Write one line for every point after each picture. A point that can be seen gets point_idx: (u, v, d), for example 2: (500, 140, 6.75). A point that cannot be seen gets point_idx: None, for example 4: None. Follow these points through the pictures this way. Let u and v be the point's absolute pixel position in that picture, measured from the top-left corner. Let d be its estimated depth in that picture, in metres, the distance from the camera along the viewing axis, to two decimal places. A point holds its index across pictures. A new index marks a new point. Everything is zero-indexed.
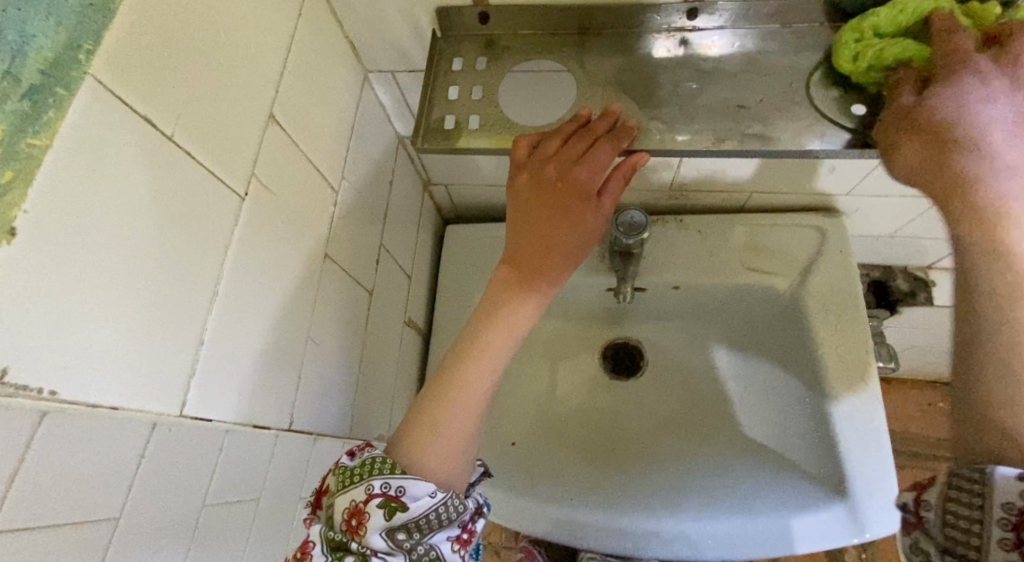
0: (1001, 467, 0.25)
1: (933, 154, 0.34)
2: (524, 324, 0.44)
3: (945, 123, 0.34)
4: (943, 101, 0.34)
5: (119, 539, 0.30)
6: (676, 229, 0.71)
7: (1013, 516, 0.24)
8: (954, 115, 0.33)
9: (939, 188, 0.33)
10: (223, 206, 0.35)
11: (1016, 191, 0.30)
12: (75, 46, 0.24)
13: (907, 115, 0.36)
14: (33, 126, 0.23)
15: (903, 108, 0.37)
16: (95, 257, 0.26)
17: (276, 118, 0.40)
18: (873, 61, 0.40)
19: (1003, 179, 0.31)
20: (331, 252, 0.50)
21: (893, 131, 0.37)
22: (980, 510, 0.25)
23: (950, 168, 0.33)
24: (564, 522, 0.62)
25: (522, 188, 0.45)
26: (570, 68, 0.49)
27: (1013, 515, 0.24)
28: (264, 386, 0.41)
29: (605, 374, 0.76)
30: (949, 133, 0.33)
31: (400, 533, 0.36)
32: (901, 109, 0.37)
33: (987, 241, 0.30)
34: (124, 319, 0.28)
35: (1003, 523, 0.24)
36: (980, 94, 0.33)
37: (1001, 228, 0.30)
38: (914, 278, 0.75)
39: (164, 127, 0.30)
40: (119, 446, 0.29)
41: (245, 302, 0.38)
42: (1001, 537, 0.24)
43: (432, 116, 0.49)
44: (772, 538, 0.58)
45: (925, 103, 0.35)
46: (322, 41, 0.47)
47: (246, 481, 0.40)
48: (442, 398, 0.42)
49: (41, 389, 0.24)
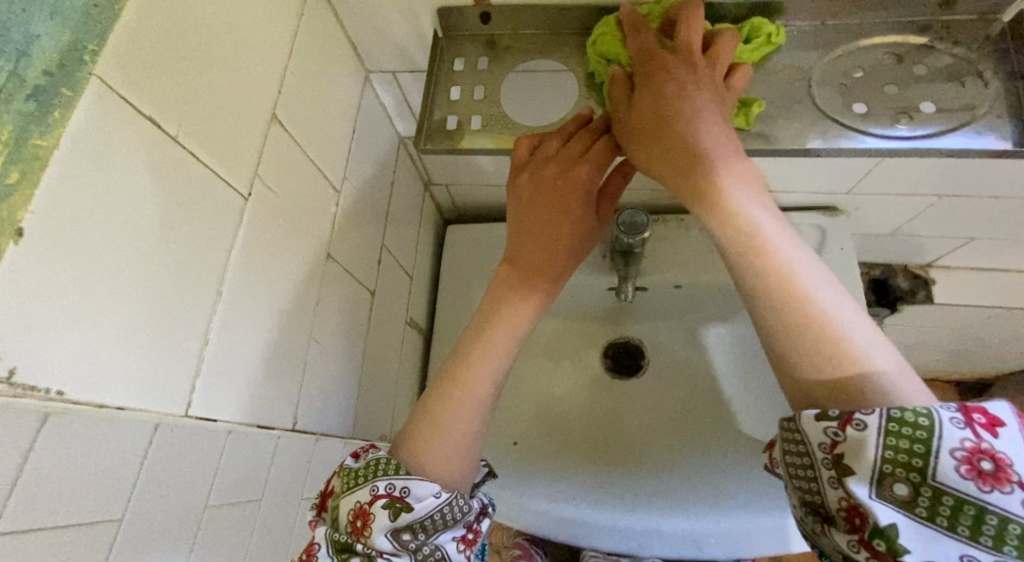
0: (804, 410, 0.27)
1: (657, 146, 0.36)
2: (529, 321, 0.44)
3: (663, 113, 0.36)
4: (652, 95, 0.38)
5: (123, 540, 0.30)
6: (677, 229, 0.72)
7: (828, 454, 0.26)
8: (660, 108, 0.37)
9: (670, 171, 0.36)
10: (226, 207, 0.35)
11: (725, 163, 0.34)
12: (79, 47, 0.24)
13: (624, 117, 0.40)
14: (38, 126, 0.23)
15: (623, 104, 0.40)
16: (100, 258, 0.26)
17: (278, 119, 0.40)
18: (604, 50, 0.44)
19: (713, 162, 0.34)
20: (334, 253, 0.50)
21: (621, 127, 0.40)
22: (807, 456, 0.28)
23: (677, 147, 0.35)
24: (563, 521, 0.63)
25: (522, 188, 0.45)
26: (572, 68, 0.49)
27: (828, 453, 0.26)
28: (267, 387, 0.41)
29: (606, 373, 0.75)
30: (665, 124, 0.36)
31: (405, 534, 0.36)
32: (618, 108, 0.40)
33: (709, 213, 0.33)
34: (128, 320, 0.28)
35: (825, 463, 0.26)
36: (667, 79, 0.37)
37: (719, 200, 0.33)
38: (914, 276, 0.76)
39: (168, 127, 0.30)
40: (121, 447, 0.29)
41: (249, 302, 0.38)
42: (827, 475, 0.27)
43: (434, 116, 0.49)
44: (769, 538, 0.59)
45: (636, 101, 0.39)
46: (323, 41, 0.47)
47: (248, 481, 0.40)
48: (446, 398, 0.42)
49: (48, 389, 0.24)
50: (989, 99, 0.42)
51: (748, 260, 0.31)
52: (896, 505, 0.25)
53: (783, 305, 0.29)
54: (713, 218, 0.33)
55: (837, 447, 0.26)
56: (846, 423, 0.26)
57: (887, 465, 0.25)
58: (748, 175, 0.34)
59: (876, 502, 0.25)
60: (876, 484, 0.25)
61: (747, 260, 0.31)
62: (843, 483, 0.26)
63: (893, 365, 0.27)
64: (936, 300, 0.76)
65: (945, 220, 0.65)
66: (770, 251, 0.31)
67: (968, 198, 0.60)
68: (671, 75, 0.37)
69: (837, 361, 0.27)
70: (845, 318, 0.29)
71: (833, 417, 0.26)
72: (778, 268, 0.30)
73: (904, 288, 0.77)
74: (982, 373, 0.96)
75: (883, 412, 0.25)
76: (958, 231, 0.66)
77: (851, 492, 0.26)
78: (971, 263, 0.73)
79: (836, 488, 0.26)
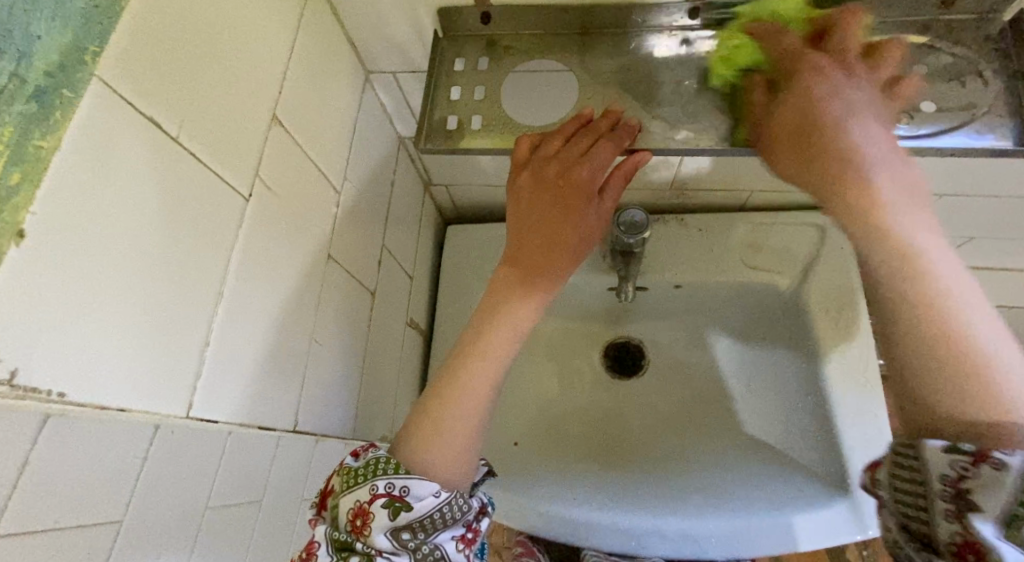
0: (930, 439, 0.25)
1: (804, 153, 0.34)
2: (526, 323, 0.44)
3: (809, 121, 0.34)
4: (797, 99, 0.35)
5: (124, 541, 0.30)
6: (677, 229, 0.72)
7: (950, 487, 0.24)
8: (803, 115, 0.35)
9: (816, 176, 0.33)
10: (227, 208, 0.35)
11: (882, 178, 0.31)
12: (80, 48, 0.24)
13: (772, 130, 0.38)
14: (40, 127, 0.22)
15: (770, 116, 0.38)
16: (102, 260, 0.26)
17: (280, 119, 0.40)
18: (733, 61, 0.43)
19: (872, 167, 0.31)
20: (334, 253, 0.50)
21: (768, 141, 0.38)
22: (922, 486, 0.25)
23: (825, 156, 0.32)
24: (566, 519, 0.62)
25: (524, 187, 0.45)
26: (572, 68, 0.49)
27: (950, 486, 0.24)
28: (268, 388, 0.41)
29: (606, 373, 0.76)
30: (813, 130, 0.34)
31: (405, 532, 0.36)
32: (765, 123, 0.39)
33: (860, 231, 0.30)
34: (129, 320, 0.28)
35: (943, 496, 0.24)
36: (827, 84, 0.35)
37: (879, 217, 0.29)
38: None
39: (169, 127, 0.30)
40: (123, 447, 0.29)
41: (249, 303, 0.38)
42: (943, 508, 0.25)
43: (434, 117, 0.49)
44: (772, 533, 0.58)
45: (781, 110, 0.37)
46: (324, 42, 0.47)
47: (249, 482, 0.39)
48: (446, 398, 0.42)
49: (48, 391, 0.24)
50: (989, 99, 0.43)
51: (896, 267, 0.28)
52: None
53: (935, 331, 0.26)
54: (858, 229, 0.30)
55: (961, 482, 0.24)
56: (982, 461, 0.23)
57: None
58: (909, 192, 0.31)
59: (1005, 546, 0.23)
60: (1005, 525, 0.23)
61: (893, 273, 0.28)
62: (963, 519, 0.24)
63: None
64: None
65: (944, 219, 0.65)
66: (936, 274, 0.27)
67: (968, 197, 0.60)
68: (808, 80, 0.35)
69: (985, 397, 0.24)
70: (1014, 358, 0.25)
71: (965, 451, 0.24)
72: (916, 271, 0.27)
73: None
74: None
75: None
76: (957, 230, 0.67)
77: (970, 528, 0.23)
78: (971, 261, 0.73)
79: (952, 522, 0.24)
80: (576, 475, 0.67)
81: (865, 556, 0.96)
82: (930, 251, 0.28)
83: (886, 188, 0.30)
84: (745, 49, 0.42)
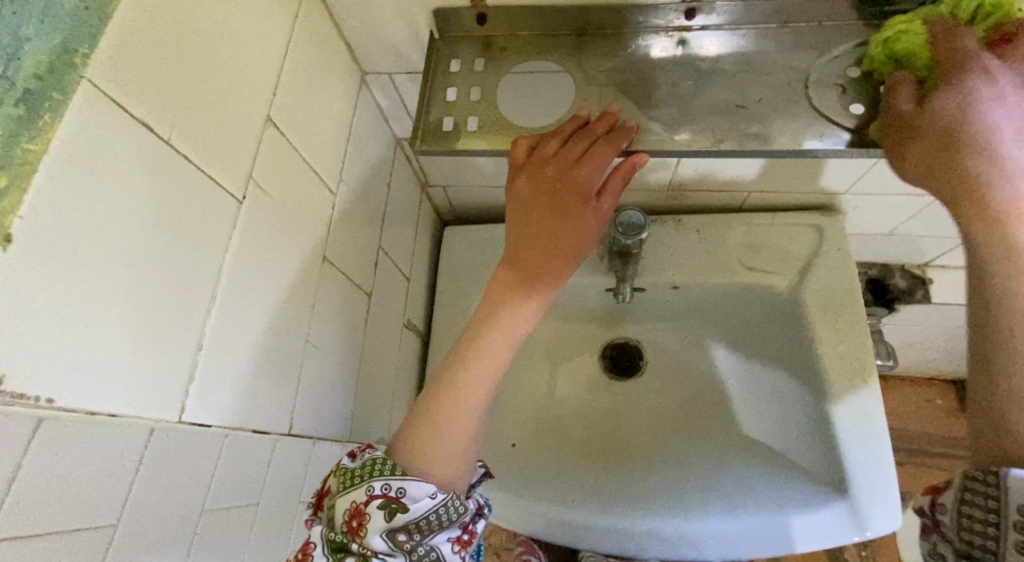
0: (1013, 470, 0.27)
1: (944, 160, 0.33)
2: (521, 327, 0.44)
3: (958, 130, 0.32)
4: (955, 103, 0.33)
5: (118, 546, 0.29)
6: (675, 229, 0.71)
7: None
8: (966, 120, 0.32)
9: (952, 184, 0.32)
10: (221, 210, 0.35)
11: None
12: (70, 50, 0.24)
13: (906, 123, 0.35)
14: (28, 130, 0.23)
15: (904, 111, 0.35)
16: (93, 264, 0.26)
17: (274, 121, 0.40)
18: (894, 46, 0.39)
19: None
20: (330, 255, 0.49)
21: (893, 136, 0.36)
22: (997, 515, 0.27)
23: (968, 172, 0.32)
24: (563, 522, 0.62)
25: (521, 189, 0.44)
26: (569, 70, 0.49)
27: None
28: (263, 391, 0.41)
29: (605, 375, 0.76)
30: (963, 141, 0.32)
31: (400, 534, 0.35)
32: (896, 114, 0.36)
33: (1000, 251, 0.30)
34: (121, 324, 0.28)
35: (1018, 526, 0.26)
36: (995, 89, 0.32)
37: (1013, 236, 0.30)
38: (912, 276, 0.76)
39: (161, 130, 0.29)
40: (117, 453, 0.29)
41: (244, 306, 0.38)
42: (1016, 537, 0.26)
43: (430, 118, 0.49)
44: (768, 539, 0.58)
45: (929, 110, 0.34)
46: (319, 44, 0.47)
47: (245, 485, 0.39)
48: (443, 400, 0.41)
49: (37, 397, 0.24)
50: None
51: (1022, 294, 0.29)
52: None
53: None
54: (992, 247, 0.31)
55: None
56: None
57: None
58: None
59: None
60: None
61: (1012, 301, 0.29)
62: None
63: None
64: (933, 299, 0.76)
65: (942, 220, 0.65)
66: None
67: None
68: (985, 89, 0.33)
69: None
70: None
71: None
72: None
73: (901, 288, 0.76)
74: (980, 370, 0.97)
75: None
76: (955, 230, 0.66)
77: None
78: None
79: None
80: (574, 476, 0.67)
81: (864, 556, 0.96)
82: None
83: None
84: (913, 38, 0.39)
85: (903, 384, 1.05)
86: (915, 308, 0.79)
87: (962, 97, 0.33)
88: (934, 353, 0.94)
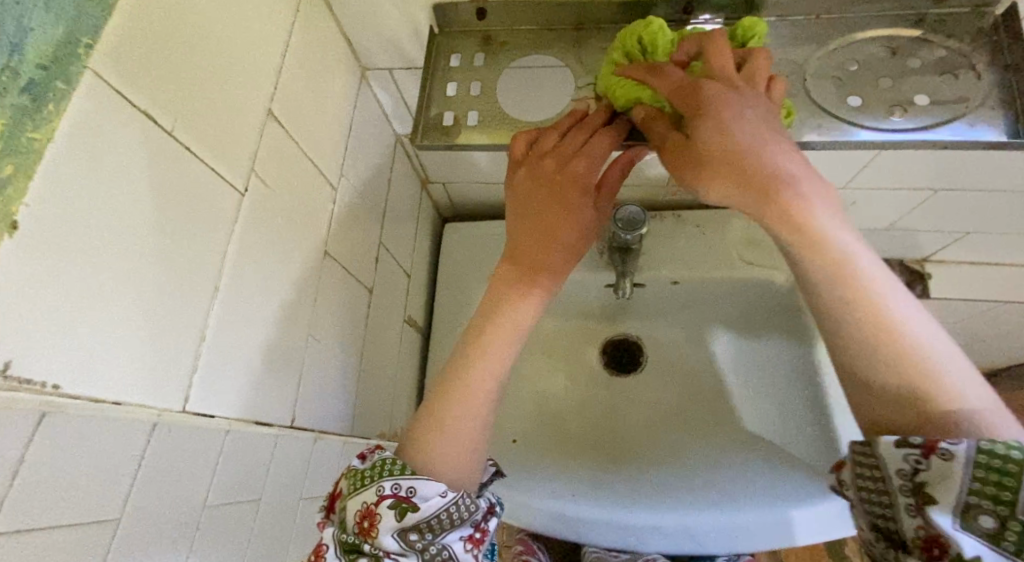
0: (884, 437, 0.31)
1: (740, 183, 0.33)
2: (526, 319, 0.44)
3: (734, 157, 0.33)
4: (715, 132, 0.33)
5: (122, 536, 0.30)
6: (675, 225, 0.72)
7: (908, 481, 0.29)
8: (733, 148, 0.33)
9: (759, 206, 0.33)
10: (223, 204, 0.35)
11: (811, 197, 0.33)
12: (74, 40, 0.24)
13: (681, 148, 0.36)
14: (32, 120, 0.23)
15: (678, 147, 0.36)
16: (97, 254, 0.26)
17: (275, 115, 0.40)
18: (616, 98, 0.42)
19: (802, 192, 0.32)
20: (331, 249, 0.50)
21: (675, 169, 0.36)
22: (885, 482, 0.31)
23: (770, 187, 0.32)
24: (564, 517, 0.61)
25: (520, 183, 0.45)
26: (568, 64, 0.49)
27: (908, 480, 0.29)
28: (264, 384, 0.41)
29: (604, 371, 0.76)
30: (744, 167, 0.33)
31: (412, 533, 0.36)
32: (668, 150, 0.37)
33: (809, 258, 0.33)
34: (125, 315, 0.28)
35: (904, 489, 0.30)
36: (726, 104, 0.34)
37: (813, 241, 0.32)
38: (911, 270, 0.76)
39: (163, 122, 0.30)
40: (121, 446, 0.29)
41: (245, 300, 0.38)
42: (906, 501, 0.30)
43: (431, 113, 0.49)
44: (772, 531, 0.58)
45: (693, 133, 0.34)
46: (318, 38, 0.47)
47: (247, 479, 0.39)
48: (449, 396, 0.42)
49: (44, 383, 0.24)
50: (983, 91, 0.43)
51: (835, 289, 0.33)
52: (980, 536, 0.27)
53: (882, 344, 0.32)
54: (818, 259, 0.33)
55: (916, 475, 0.29)
56: (931, 452, 0.28)
57: (972, 496, 0.27)
58: (829, 204, 0.33)
59: (961, 533, 0.27)
60: (960, 514, 0.27)
61: (840, 303, 0.33)
62: (921, 510, 0.29)
63: (959, 365, 0.32)
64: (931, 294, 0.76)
65: (941, 214, 0.65)
66: (876, 293, 0.32)
67: (963, 191, 0.60)
68: (732, 113, 0.34)
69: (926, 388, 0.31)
70: (922, 324, 0.32)
71: (914, 447, 0.29)
72: (862, 291, 0.32)
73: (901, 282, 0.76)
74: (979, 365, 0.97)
75: (971, 445, 0.27)
76: (953, 225, 0.67)
77: (927, 519, 0.28)
78: (967, 256, 0.73)
79: (914, 514, 0.29)
80: (575, 473, 0.67)
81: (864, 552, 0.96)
82: (859, 262, 0.33)
83: (816, 207, 0.33)
84: (627, 85, 0.42)
85: None
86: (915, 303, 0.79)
87: (717, 128, 0.33)
88: None
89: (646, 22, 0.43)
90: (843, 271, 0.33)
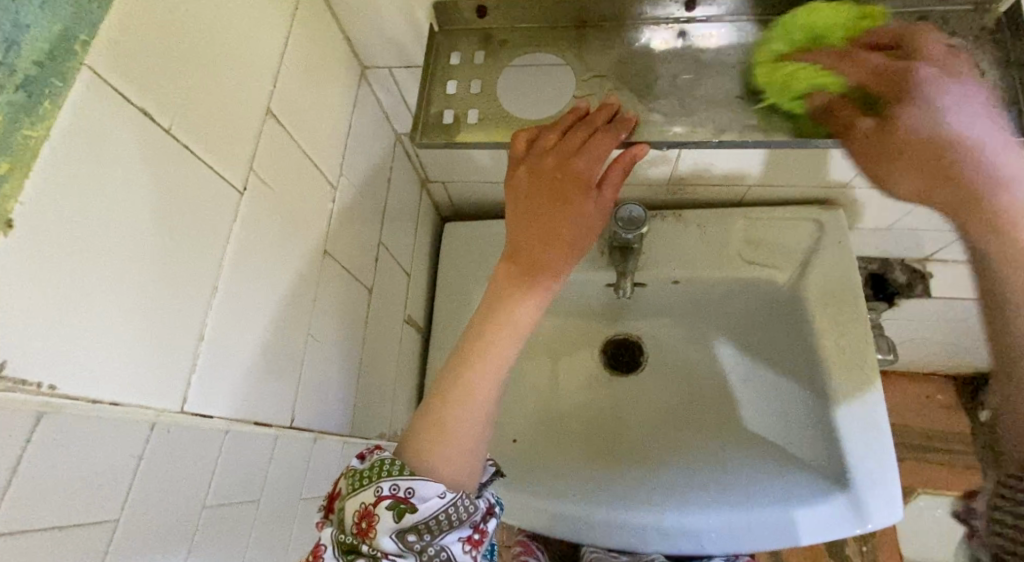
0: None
1: (949, 179, 0.38)
2: (527, 319, 0.43)
3: (942, 147, 0.38)
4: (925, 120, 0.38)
5: (120, 538, 0.29)
6: (675, 224, 0.71)
7: None
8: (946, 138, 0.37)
9: (968, 195, 0.37)
10: (222, 202, 0.35)
11: (1016, 188, 0.36)
12: (72, 37, 0.24)
13: (874, 142, 0.40)
14: (29, 117, 0.22)
15: (868, 133, 0.40)
16: (93, 254, 0.26)
17: (274, 114, 0.40)
18: (793, 86, 0.42)
19: (1013, 185, 0.36)
20: (331, 249, 0.49)
21: (863, 156, 0.41)
22: None
23: (975, 184, 0.37)
24: (564, 517, 0.61)
25: (520, 182, 0.44)
26: (569, 62, 0.49)
27: None
28: (263, 385, 0.40)
29: (605, 370, 0.76)
30: (947, 161, 0.38)
31: (411, 534, 0.35)
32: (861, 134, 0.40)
33: (999, 251, 0.36)
34: (124, 315, 0.28)
35: None
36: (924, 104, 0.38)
37: (1014, 227, 0.35)
38: (912, 269, 0.76)
39: (162, 119, 0.29)
40: (118, 447, 0.29)
41: (244, 299, 0.37)
42: None
43: (431, 111, 0.49)
44: (774, 531, 0.58)
45: (892, 129, 0.39)
46: (318, 36, 0.47)
47: (245, 481, 0.39)
48: (448, 397, 0.41)
49: (39, 383, 0.24)
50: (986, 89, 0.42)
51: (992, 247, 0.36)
52: None
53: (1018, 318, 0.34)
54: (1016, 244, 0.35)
55: None
56: None
57: None
58: None
59: None
60: None
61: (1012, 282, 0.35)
62: None
63: None
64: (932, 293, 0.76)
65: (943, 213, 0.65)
66: None
67: None
68: (925, 99, 0.38)
69: None
70: None
71: None
72: None
73: (900, 282, 0.76)
74: (980, 364, 0.97)
75: None
76: (955, 224, 0.66)
77: None
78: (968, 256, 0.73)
79: None
80: (575, 473, 0.66)
81: (864, 552, 0.96)
82: None
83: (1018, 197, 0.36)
84: (818, 69, 0.41)
85: (903, 379, 1.05)
86: (915, 302, 0.79)
87: (934, 123, 0.38)
88: (934, 348, 0.94)
89: (812, 9, 0.43)
90: (1009, 257, 0.35)
